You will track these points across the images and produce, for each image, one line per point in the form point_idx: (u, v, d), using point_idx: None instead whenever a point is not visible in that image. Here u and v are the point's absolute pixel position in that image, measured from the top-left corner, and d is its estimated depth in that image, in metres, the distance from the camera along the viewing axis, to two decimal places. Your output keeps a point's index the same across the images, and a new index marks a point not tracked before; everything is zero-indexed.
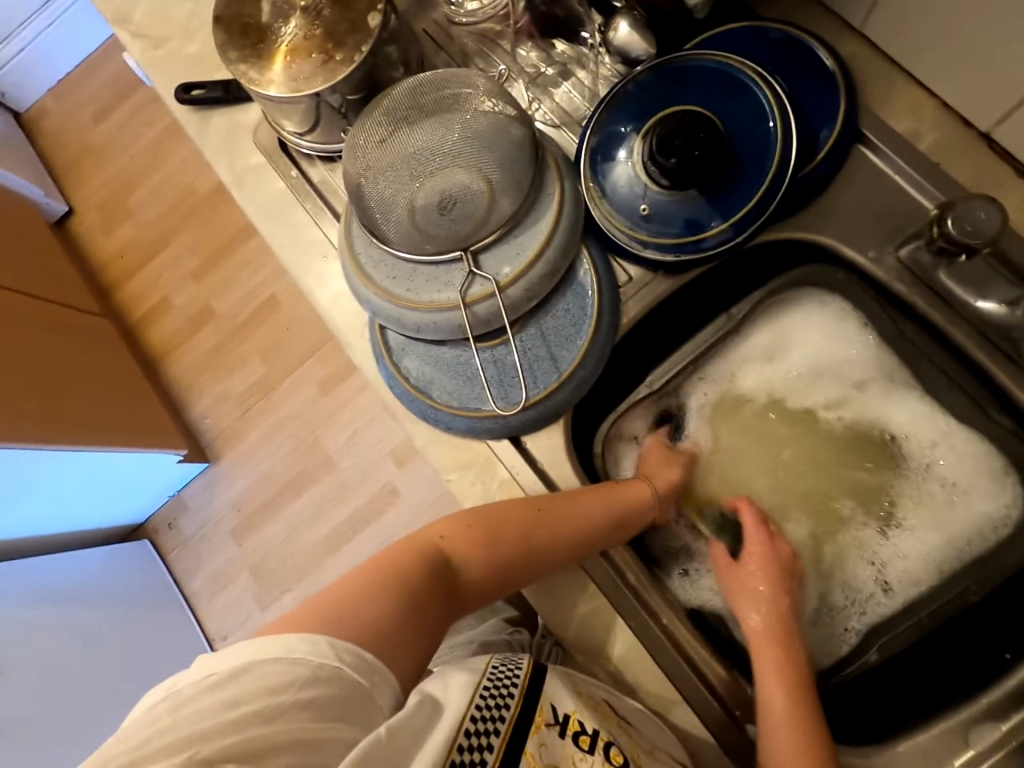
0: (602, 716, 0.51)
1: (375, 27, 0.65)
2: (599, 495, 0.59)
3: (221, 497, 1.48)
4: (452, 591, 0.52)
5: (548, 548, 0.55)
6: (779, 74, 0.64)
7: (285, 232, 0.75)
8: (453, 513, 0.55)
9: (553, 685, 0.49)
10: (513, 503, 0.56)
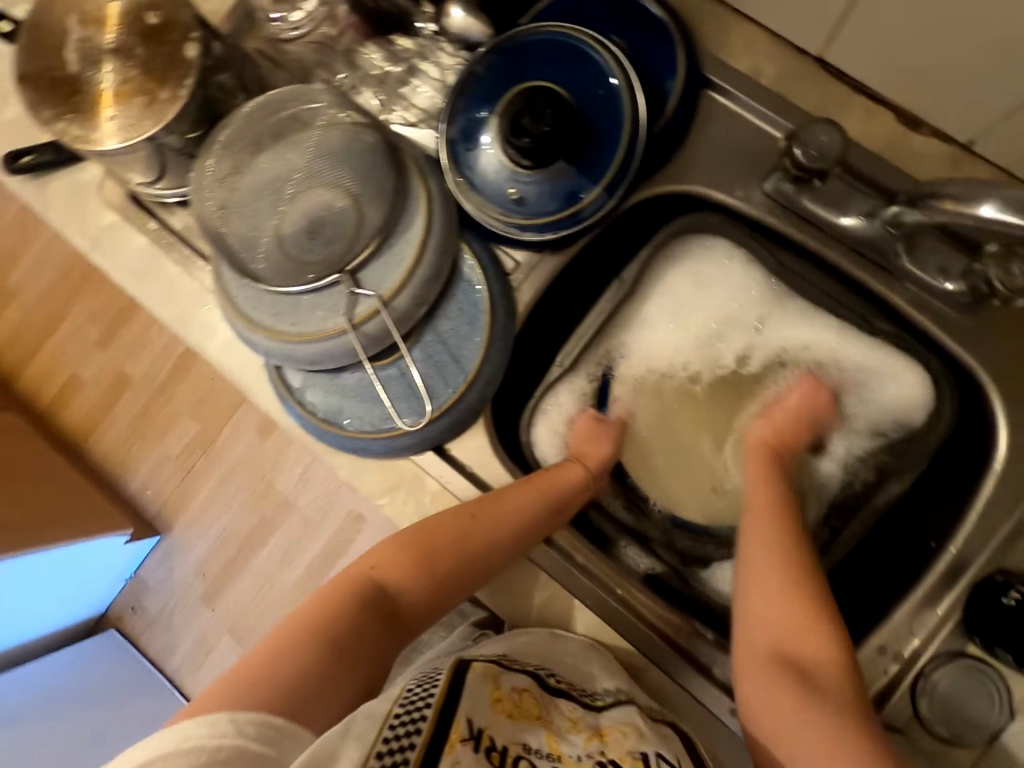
0: (518, 716, 0.50)
1: (194, 57, 0.61)
2: (534, 487, 0.59)
3: (180, 567, 1.42)
4: (393, 618, 0.53)
5: (485, 554, 0.56)
6: (615, 35, 0.64)
7: (159, 288, 0.71)
8: (383, 540, 0.55)
9: (467, 691, 0.48)
10: (444, 515, 0.57)
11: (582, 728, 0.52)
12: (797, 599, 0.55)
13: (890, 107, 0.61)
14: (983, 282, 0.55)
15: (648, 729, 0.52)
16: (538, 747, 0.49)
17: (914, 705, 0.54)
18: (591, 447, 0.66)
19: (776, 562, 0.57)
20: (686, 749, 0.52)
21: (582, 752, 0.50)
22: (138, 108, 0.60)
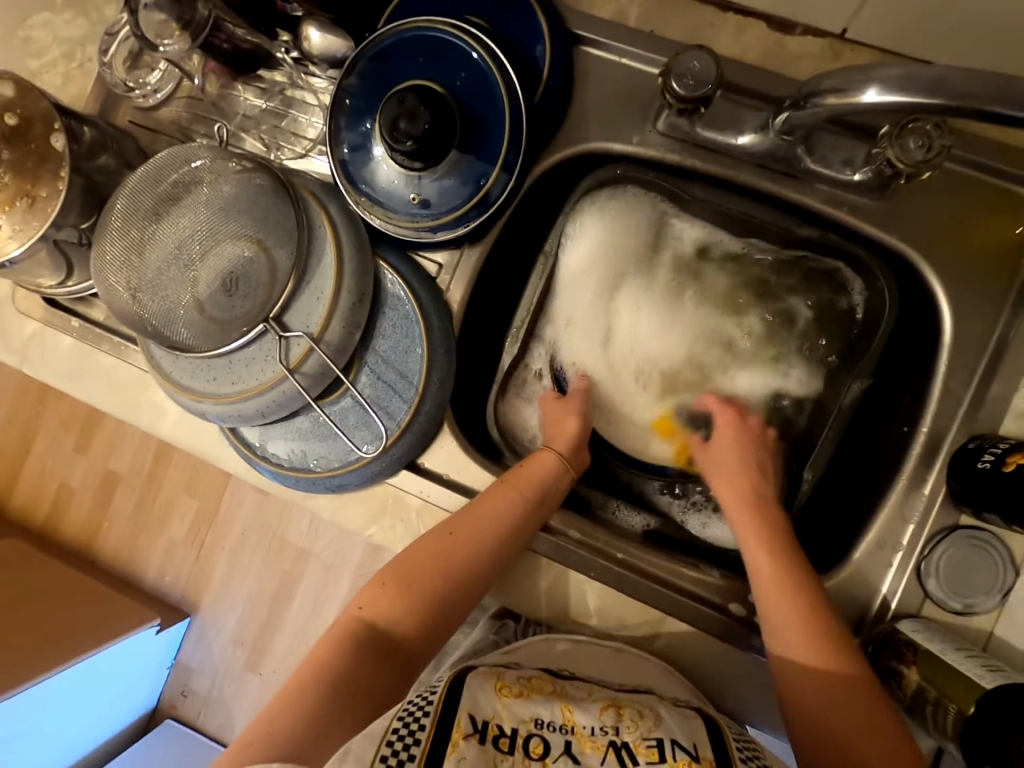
0: (527, 695, 0.51)
1: (63, 146, 0.61)
2: (508, 491, 0.59)
3: (216, 642, 1.41)
4: (394, 651, 0.54)
5: (472, 570, 0.56)
6: (472, 16, 0.63)
7: (100, 381, 0.70)
8: (365, 580, 0.56)
9: (468, 687, 0.50)
10: (422, 541, 0.57)
11: (597, 699, 0.52)
12: (812, 643, 0.51)
13: (758, 16, 0.61)
14: (885, 165, 0.54)
15: (666, 713, 0.51)
16: (549, 721, 0.49)
17: (924, 588, 0.55)
18: (562, 430, 0.65)
19: (783, 600, 0.53)
20: (708, 731, 0.49)
21: (595, 725, 0.50)
22: (22, 211, 0.60)
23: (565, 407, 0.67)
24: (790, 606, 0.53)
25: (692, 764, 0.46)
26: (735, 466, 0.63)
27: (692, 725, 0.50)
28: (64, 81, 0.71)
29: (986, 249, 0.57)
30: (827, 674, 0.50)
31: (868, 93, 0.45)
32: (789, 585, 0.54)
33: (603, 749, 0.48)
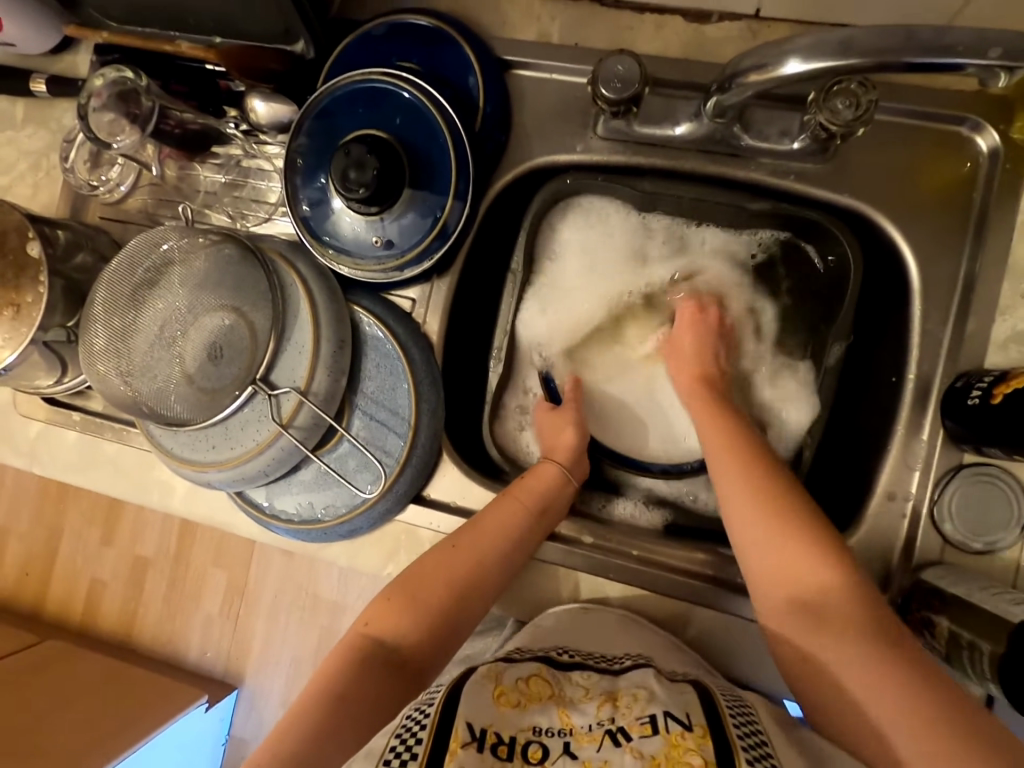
0: (526, 703, 0.50)
1: (40, 252, 0.64)
2: (512, 503, 0.60)
3: (267, 709, 1.40)
4: (401, 663, 0.53)
5: (479, 581, 0.57)
6: (404, 60, 0.66)
7: (107, 468, 0.72)
8: (373, 594, 0.56)
9: (465, 697, 0.49)
10: (428, 554, 0.58)
11: (594, 696, 0.51)
12: (796, 543, 0.50)
13: (675, 12, 0.63)
14: (819, 130, 0.55)
15: (660, 688, 0.50)
16: (548, 726, 0.49)
17: (941, 533, 0.55)
18: (560, 438, 0.65)
19: (763, 516, 0.52)
20: (701, 702, 0.49)
21: (593, 721, 0.49)
22: (10, 321, 0.63)
23: (563, 416, 0.67)
24: (777, 514, 0.52)
25: (686, 735, 0.46)
26: (696, 349, 0.65)
27: (687, 698, 0.49)
28: (33, 191, 0.75)
29: (937, 191, 0.58)
30: (811, 570, 0.49)
31: (790, 65, 0.46)
32: (773, 502, 0.52)
33: (599, 739, 0.47)
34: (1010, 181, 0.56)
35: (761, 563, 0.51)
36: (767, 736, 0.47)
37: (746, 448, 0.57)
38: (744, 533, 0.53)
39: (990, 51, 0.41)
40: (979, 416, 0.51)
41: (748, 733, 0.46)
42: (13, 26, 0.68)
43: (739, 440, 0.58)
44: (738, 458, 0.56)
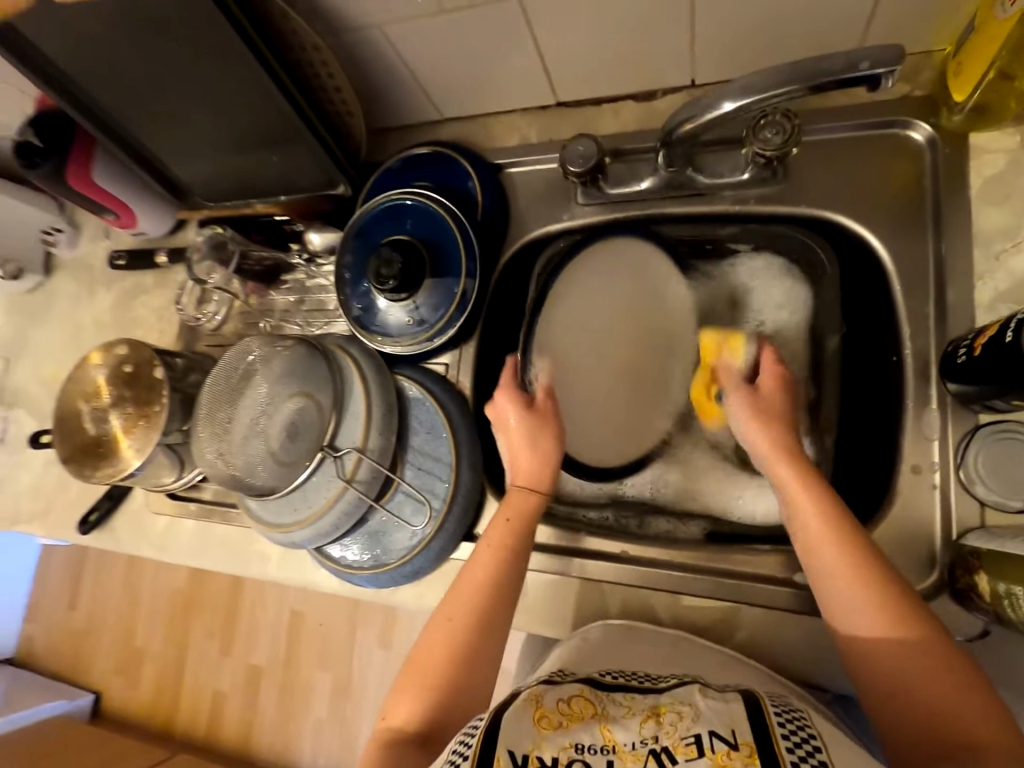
0: (569, 723, 0.46)
1: (161, 373, 0.82)
2: (490, 549, 0.57)
3: None
4: (426, 742, 0.49)
5: (476, 636, 0.53)
6: (416, 179, 0.82)
7: (215, 546, 0.85)
8: (388, 690, 0.53)
9: (504, 723, 0.45)
10: (423, 636, 0.54)
11: (637, 712, 0.47)
12: (871, 604, 0.46)
13: (626, 97, 0.76)
14: (758, 157, 0.64)
15: (705, 705, 0.46)
16: (590, 742, 0.44)
17: (976, 496, 0.55)
18: (523, 458, 0.61)
19: (847, 566, 0.48)
20: (748, 713, 0.44)
21: (637, 738, 0.44)
22: (143, 430, 0.81)
23: (542, 425, 0.62)
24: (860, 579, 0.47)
25: (732, 753, 0.41)
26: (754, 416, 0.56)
27: (732, 712, 0.45)
28: (160, 335, 0.97)
29: (887, 185, 0.64)
30: (892, 635, 0.45)
31: (725, 106, 0.55)
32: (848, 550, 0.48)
33: (644, 760, 0.43)
34: (953, 161, 0.61)
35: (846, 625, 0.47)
36: (820, 741, 0.43)
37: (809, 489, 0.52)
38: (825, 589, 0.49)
39: (862, 63, 0.49)
40: (971, 370, 0.52)
41: (796, 740, 0.42)
42: (146, 219, 0.95)
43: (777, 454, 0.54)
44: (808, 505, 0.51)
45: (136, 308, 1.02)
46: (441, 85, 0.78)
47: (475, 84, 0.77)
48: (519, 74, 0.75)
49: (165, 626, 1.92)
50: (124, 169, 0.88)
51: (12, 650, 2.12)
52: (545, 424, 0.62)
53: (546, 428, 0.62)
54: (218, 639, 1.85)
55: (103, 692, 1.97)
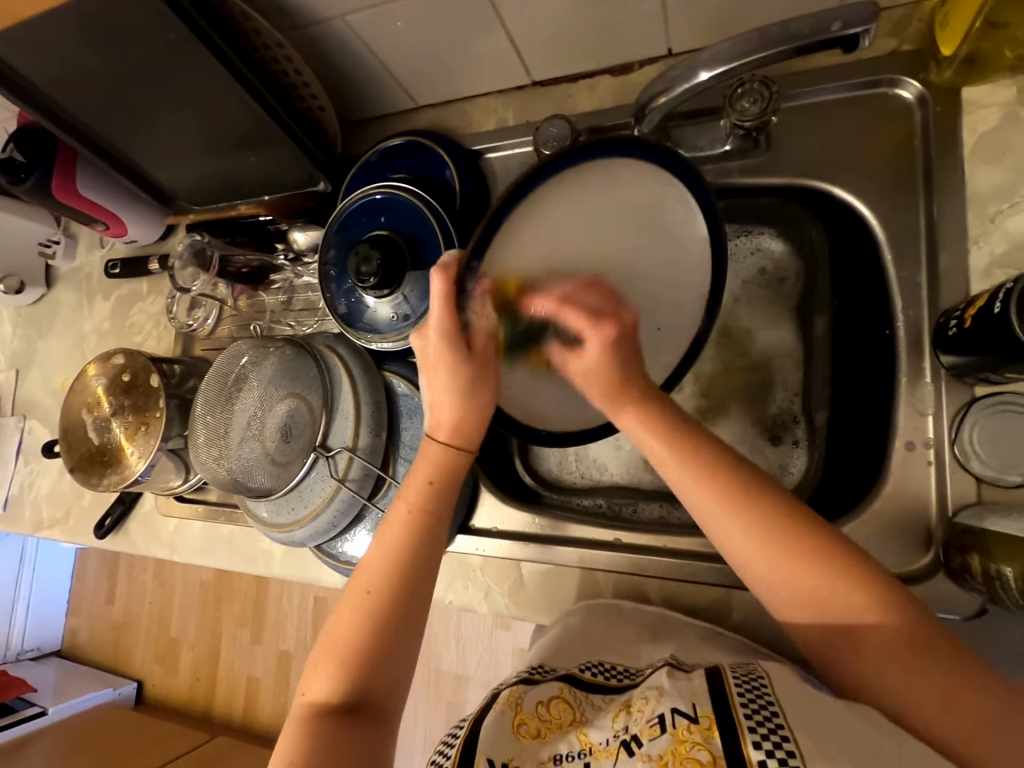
0: (547, 733, 0.45)
1: (158, 381, 0.83)
2: (406, 508, 0.53)
3: None
4: (358, 709, 0.46)
5: (398, 598, 0.50)
6: (393, 171, 0.81)
7: (223, 546, 0.87)
8: (305, 662, 0.50)
9: (484, 733, 0.45)
10: (342, 605, 0.51)
11: (611, 708, 0.46)
12: (761, 535, 0.45)
13: (601, 72, 0.74)
14: (736, 129, 0.61)
15: (670, 685, 0.45)
16: (568, 750, 0.44)
17: (971, 472, 0.53)
18: (447, 409, 0.55)
19: (752, 529, 0.45)
20: (710, 686, 0.44)
21: (610, 733, 0.44)
22: (143, 438, 0.83)
23: (482, 374, 0.54)
24: (749, 532, 0.45)
25: (693, 728, 0.41)
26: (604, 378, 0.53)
27: (694, 685, 0.45)
28: (160, 342, 0.99)
29: (876, 148, 0.60)
30: (817, 583, 0.43)
31: (700, 76, 0.53)
32: (727, 484, 0.46)
33: (615, 752, 0.42)
34: (945, 118, 0.57)
35: (746, 574, 0.46)
36: (785, 722, 0.39)
37: (679, 433, 0.50)
38: (713, 530, 0.47)
39: (833, 25, 0.48)
40: (963, 342, 0.50)
41: (759, 717, 0.40)
42: (136, 227, 0.96)
43: (717, 476, 0.47)
44: (687, 443, 0.49)
45: (134, 316, 1.03)
46: (414, 73, 0.77)
47: (449, 69, 0.76)
48: (493, 56, 0.73)
49: (198, 616, 2.00)
50: (109, 179, 0.89)
51: (59, 643, 2.23)
52: (478, 371, 0.54)
53: (484, 382, 0.55)
54: (248, 626, 1.92)
55: (145, 679, 2.07)
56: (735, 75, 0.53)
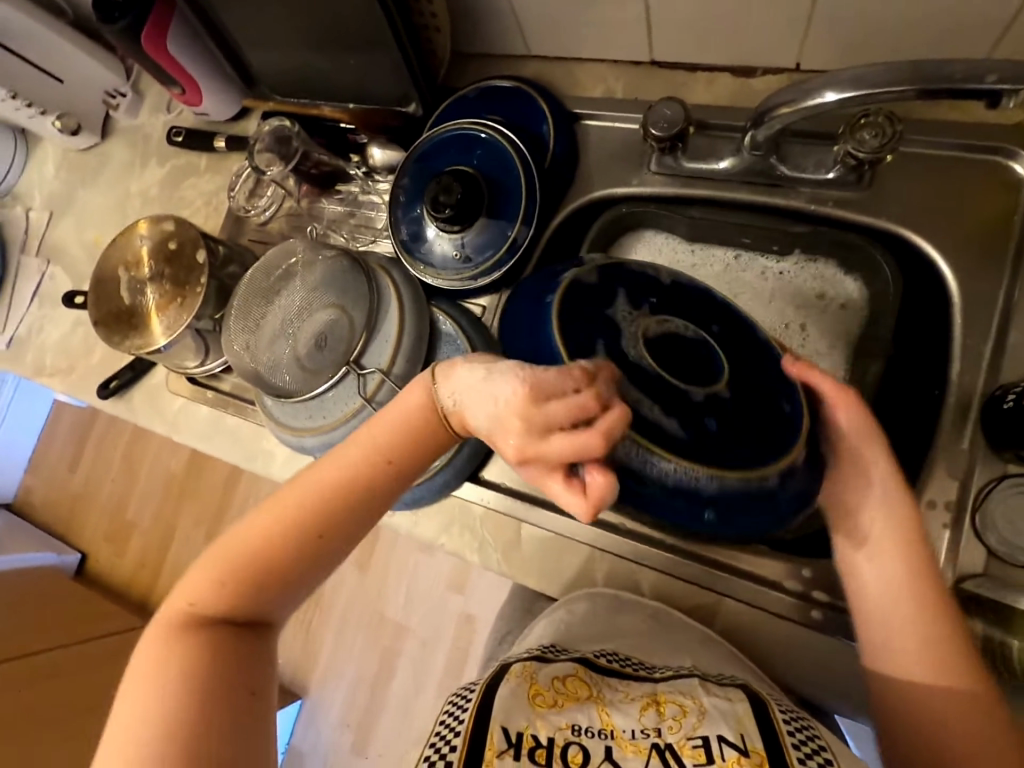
0: (564, 704, 0.50)
1: (205, 260, 0.82)
2: (378, 458, 0.53)
3: (327, 726, 1.62)
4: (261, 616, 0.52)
5: (337, 542, 0.53)
6: (490, 112, 0.79)
7: (225, 438, 0.87)
8: (218, 558, 0.53)
9: (501, 699, 0.49)
10: (275, 519, 0.53)
11: (636, 699, 0.51)
12: (926, 637, 0.49)
13: (723, 69, 0.73)
14: (848, 157, 0.61)
15: (711, 704, 0.49)
16: (588, 726, 0.48)
17: (985, 544, 0.55)
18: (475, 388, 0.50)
19: (919, 636, 0.49)
20: (758, 717, 0.48)
21: (637, 728, 0.48)
22: (175, 311, 0.82)
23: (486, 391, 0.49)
24: (927, 622, 0.49)
25: (743, 760, 0.44)
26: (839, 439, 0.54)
27: (737, 711, 0.48)
28: (207, 223, 0.98)
29: (976, 214, 0.61)
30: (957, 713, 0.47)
31: (827, 94, 0.53)
32: (921, 593, 0.50)
33: (646, 754, 0.46)
34: None
35: (886, 657, 0.51)
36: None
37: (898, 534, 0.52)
38: (875, 622, 0.51)
39: (986, 76, 0.47)
40: None
41: (811, 756, 0.45)
42: (207, 98, 0.93)
43: (911, 576, 0.51)
44: (888, 530, 0.52)
45: (186, 189, 1.01)
46: (538, 19, 0.75)
47: (573, 23, 0.74)
48: (622, 22, 0.72)
49: (157, 505, 1.99)
50: (196, 42, 0.86)
51: (11, 496, 2.21)
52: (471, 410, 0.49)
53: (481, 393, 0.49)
54: (203, 527, 1.92)
55: (89, 553, 2.07)
56: (861, 103, 0.53)
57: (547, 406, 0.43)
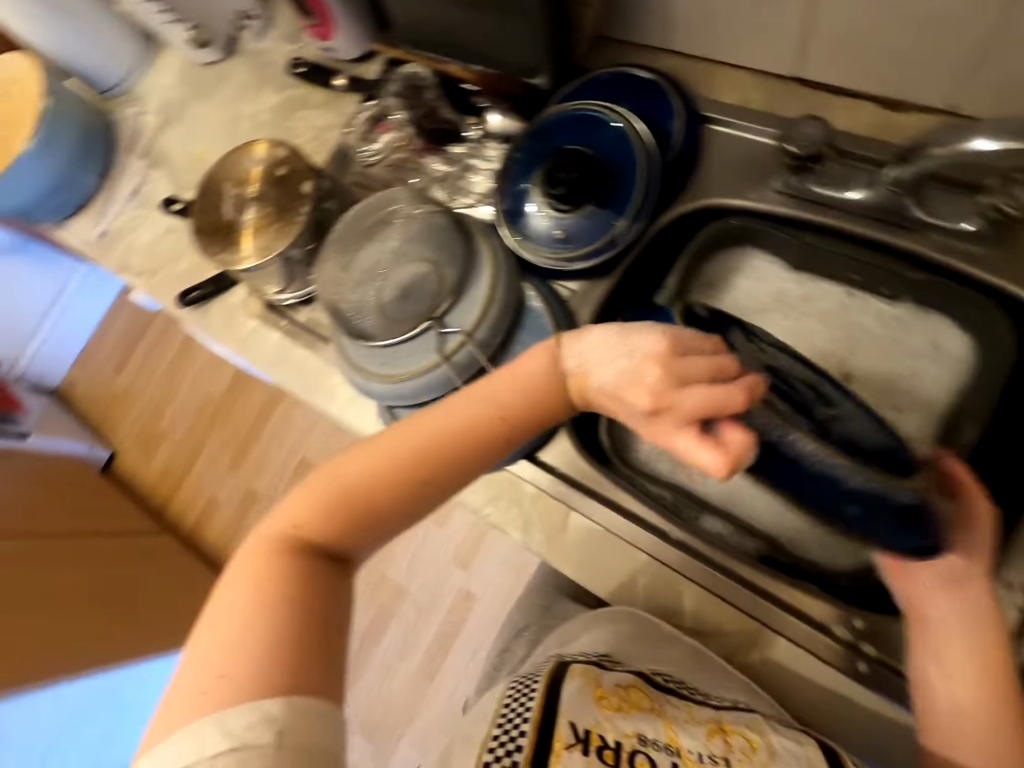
0: (628, 710, 0.57)
1: (308, 189, 0.85)
2: (481, 417, 0.57)
3: None
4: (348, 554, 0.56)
5: (433, 493, 0.57)
6: (620, 100, 0.78)
7: (290, 368, 0.88)
8: (316, 495, 0.56)
9: (572, 698, 0.56)
10: (376, 464, 0.56)
11: (702, 723, 0.56)
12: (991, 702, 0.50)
13: (869, 98, 0.71)
14: None
15: (780, 744, 0.53)
16: (655, 737, 0.55)
17: None
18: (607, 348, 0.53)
19: (987, 699, 0.50)
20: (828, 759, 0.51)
21: (703, 750, 0.54)
22: (274, 233, 0.83)
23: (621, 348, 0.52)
24: (994, 686, 0.51)
25: None
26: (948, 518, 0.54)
27: (809, 756, 0.51)
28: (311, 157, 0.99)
29: None
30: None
31: (978, 142, 0.50)
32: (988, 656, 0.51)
33: None
34: None
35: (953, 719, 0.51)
36: None
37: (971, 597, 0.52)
38: (949, 686, 0.51)
39: None
40: None
41: None
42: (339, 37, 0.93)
43: (980, 640, 0.51)
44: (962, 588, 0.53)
45: (297, 120, 1.03)
46: (689, 13, 0.73)
47: (725, 23, 0.72)
48: (777, 31, 0.70)
49: (190, 422, 2.05)
50: None
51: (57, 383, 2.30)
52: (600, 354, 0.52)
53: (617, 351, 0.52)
54: (231, 452, 1.96)
55: (118, 453, 2.14)
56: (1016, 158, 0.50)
57: (686, 359, 0.48)
